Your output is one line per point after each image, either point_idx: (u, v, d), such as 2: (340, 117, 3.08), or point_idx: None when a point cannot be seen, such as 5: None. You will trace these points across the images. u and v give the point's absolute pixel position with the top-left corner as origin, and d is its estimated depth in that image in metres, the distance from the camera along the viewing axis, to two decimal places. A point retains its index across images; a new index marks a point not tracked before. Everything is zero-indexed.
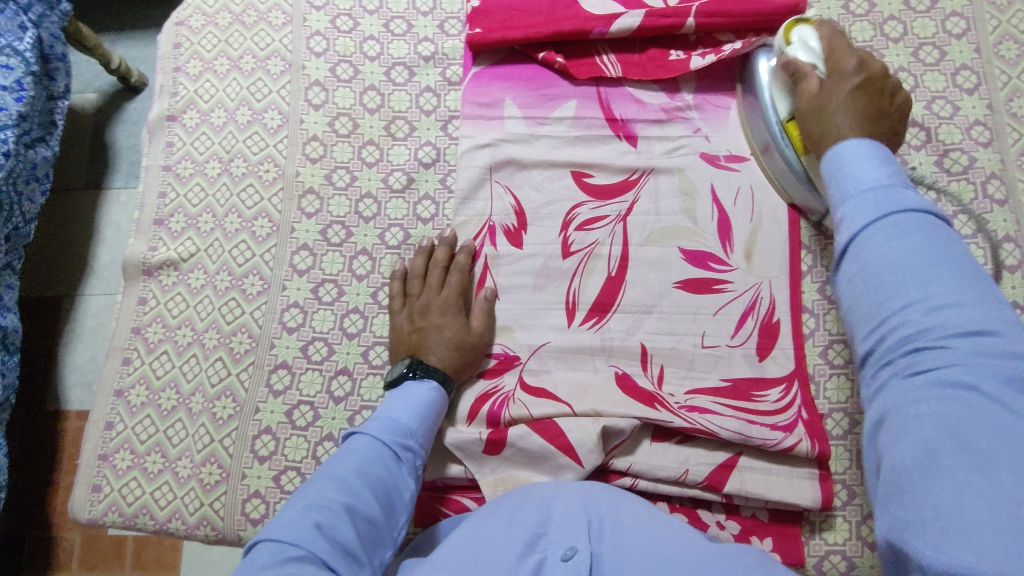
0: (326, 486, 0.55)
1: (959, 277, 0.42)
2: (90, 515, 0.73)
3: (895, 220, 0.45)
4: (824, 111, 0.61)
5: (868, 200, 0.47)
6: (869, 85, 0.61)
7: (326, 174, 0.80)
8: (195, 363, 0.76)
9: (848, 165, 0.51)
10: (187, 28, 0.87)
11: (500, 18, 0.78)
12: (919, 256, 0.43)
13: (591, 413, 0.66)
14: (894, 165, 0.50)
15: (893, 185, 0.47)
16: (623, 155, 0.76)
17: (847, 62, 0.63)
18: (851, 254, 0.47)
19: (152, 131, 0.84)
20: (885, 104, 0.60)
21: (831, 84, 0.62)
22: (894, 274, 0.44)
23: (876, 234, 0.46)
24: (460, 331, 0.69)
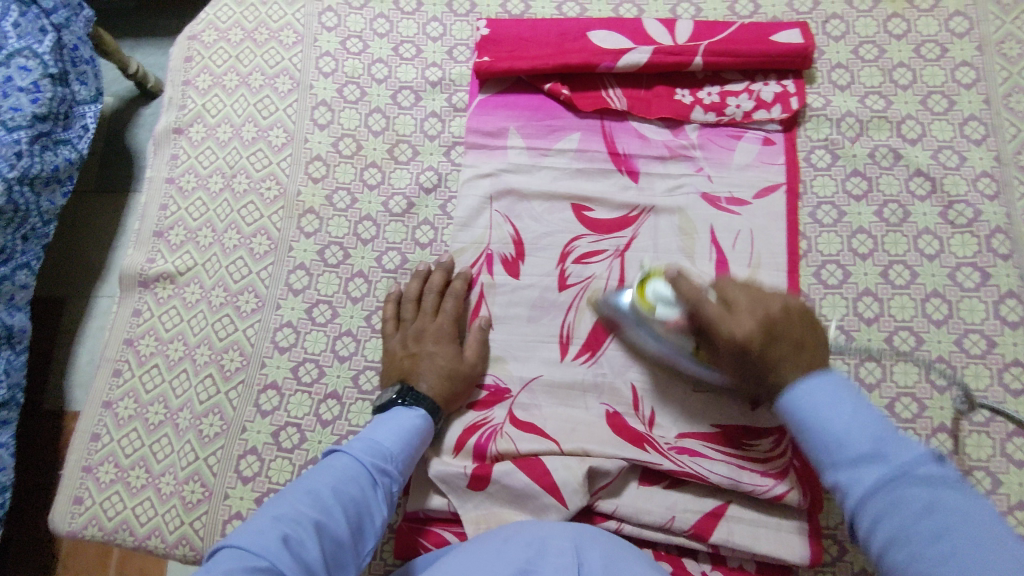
0: (299, 500, 0.54)
1: (971, 520, 0.40)
2: (70, 527, 0.72)
3: (908, 487, 0.42)
4: (768, 361, 0.55)
5: (864, 462, 0.44)
6: (766, 320, 0.56)
7: (327, 194, 0.80)
8: (185, 378, 0.75)
9: (821, 410, 0.48)
10: (199, 42, 0.87)
11: (508, 48, 0.78)
12: (936, 519, 0.40)
13: (579, 452, 0.66)
14: (863, 405, 0.48)
15: (886, 439, 0.45)
16: (624, 190, 0.76)
17: (733, 330, 0.57)
18: (870, 521, 0.43)
19: (158, 143, 0.84)
20: (805, 341, 0.56)
21: (727, 322, 0.58)
22: (920, 537, 0.40)
23: (846, 474, 0.45)
24: (452, 359, 0.69)
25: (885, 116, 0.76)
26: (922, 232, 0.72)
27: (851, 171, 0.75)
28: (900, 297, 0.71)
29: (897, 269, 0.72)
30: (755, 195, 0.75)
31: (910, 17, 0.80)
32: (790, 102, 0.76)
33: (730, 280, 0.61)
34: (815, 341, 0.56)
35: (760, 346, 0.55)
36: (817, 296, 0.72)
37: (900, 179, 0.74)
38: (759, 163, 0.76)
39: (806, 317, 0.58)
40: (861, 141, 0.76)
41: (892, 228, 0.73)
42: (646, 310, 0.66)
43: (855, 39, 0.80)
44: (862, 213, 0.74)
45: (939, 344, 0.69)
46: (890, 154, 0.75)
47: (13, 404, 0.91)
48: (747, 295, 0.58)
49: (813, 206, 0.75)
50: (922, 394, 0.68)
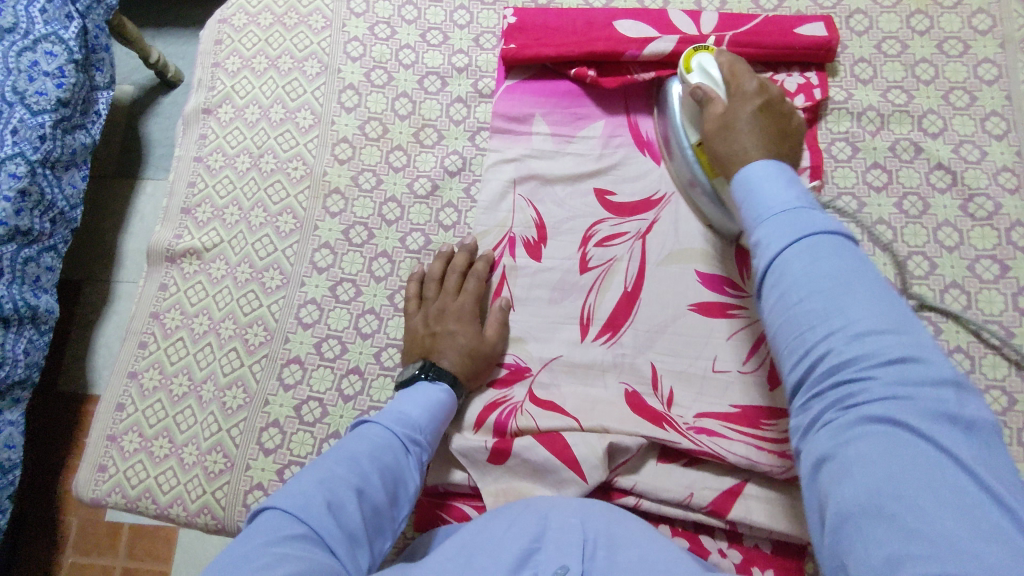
0: (336, 465, 0.55)
1: (869, 296, 0.43)
2: (93, 494, 0.73)
3: (807, 241, 0.46)
4: (732, 125, 0.62)
5: (783, 221, 0.48)
6: (766, 100, 0.64)
7: (353, 175, 0.81)
8: (209, 351, 0.77)
9: (765, 179, 0.52)
10: (229, 26, 0.89)
11: (535, 35, 0.79)
12: (832, 275, 0.44)
13: (599, 429, 0.66)
14: (801, 188, 0.51)
15: (804, 203, 0.49)
16: (647, 177, 0.77)
17: (750, 84, 0.65)
18: (772, 274, 0.47)
19: (187, 123, 0.86)
20: (786, 135, 0.62)
21: (745, 78, 0.66)
22: (807, 296, 0.44)
23: (764, 235, 0.49)
24: (474, 338, 0.70)
25: (907, 111, 0.77)
26: (942, 224, 0.73)
27: (872, 163, 0.76)
28: (920, 287, 0.71)
29: (917, 260, 0.72)
30: None
31: (933, 14, 0.81)
32: (813, 94, 0.77)
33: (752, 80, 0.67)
34: (795, 145, 0.62)
35: (752, 106, 0.63)
36: None
37: (920, 172, 0.75)
38: None
39: (800, 132, 0.64)
40: (883, 134, 0.77)
41: (912, 220, 0.74)
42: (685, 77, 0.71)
43: (878, 34, 0.81)
44: (882, 204, 0.75)
45: (958, 334, 0.69)
46: (911, 148, 0.76)
47: (28, 384, 0.91)
48: (757, 85, 0.65)
49: (834, 197, 0.75)
50: None
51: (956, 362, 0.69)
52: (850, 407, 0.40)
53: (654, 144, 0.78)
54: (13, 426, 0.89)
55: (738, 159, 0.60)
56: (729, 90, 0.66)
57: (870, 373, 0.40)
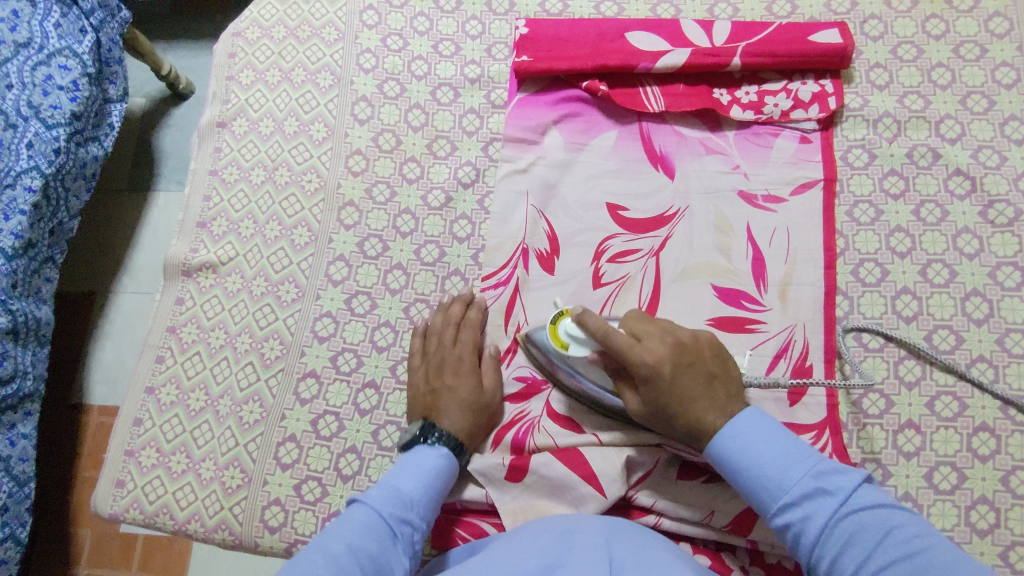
0: (317, 556, 0.51)
1: (947, 552, 0.48)
2: (112, 510, 0.74)
3: (851, 518, 0.51)
4: (681, 419, 0.60)
5: (819, 482, 0.54)
6: (678, 348, 0.61)
7: (367, 188, 0.81)
8: (226, 365, 0.77)
9: (749, 443, 0.57)
10: (242, 39, 0.89)
11: (547, 46, 0.79)
12: (903, 545, 0.49)
13: (617, 444, 0.67)
14: (800, 444, 0.57)
15: (821, 471, 0.54)
16: (662, 188, 0.76)
17: (644, 360, 0.60)
18: (828, 548, 0.51)
19: (201, 137, 0.86)
20: (711, 373, 0.61)
21: (637, 351, 0.60)
22: (889, 568, 0.48)
23: (795, 512, 0.53)
24: (474, 391, 0.68)
25: (924, 116, 0.76)
26: (961, 231, 0.72)
27: (889, 170, 0.75)
28: (940, 296, 0.71)
29: (937, 267, 0.71)
30: (790, 193, 0.75)
31: (949, 18, 0.80)
32: (829, 101, 0.77)
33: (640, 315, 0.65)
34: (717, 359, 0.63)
35: (671, 372, 0.60)
36: (855, 294, 0.72)
37: (938, 179, 0.74)
38: (796, 160, 0.76)
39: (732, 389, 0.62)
40: (900, 141, 0.76)
41: (930, 228, 0.73)
42: (562, 351, 0.66)
43: (894, 39, 0.80)
44: (900, 212, 0.74)
45: (980, 343, 0.69)
46: (929, 154, 0.75)
47: (35, 397, 0.91)
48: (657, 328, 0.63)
49: (850, 205, 0.75)
50: (962, 392, 0.67)
51: (978, 373, 0.68)
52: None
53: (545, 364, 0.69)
54: (25, 439, 0.89)
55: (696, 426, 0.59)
56: (625, 348, 0.61)
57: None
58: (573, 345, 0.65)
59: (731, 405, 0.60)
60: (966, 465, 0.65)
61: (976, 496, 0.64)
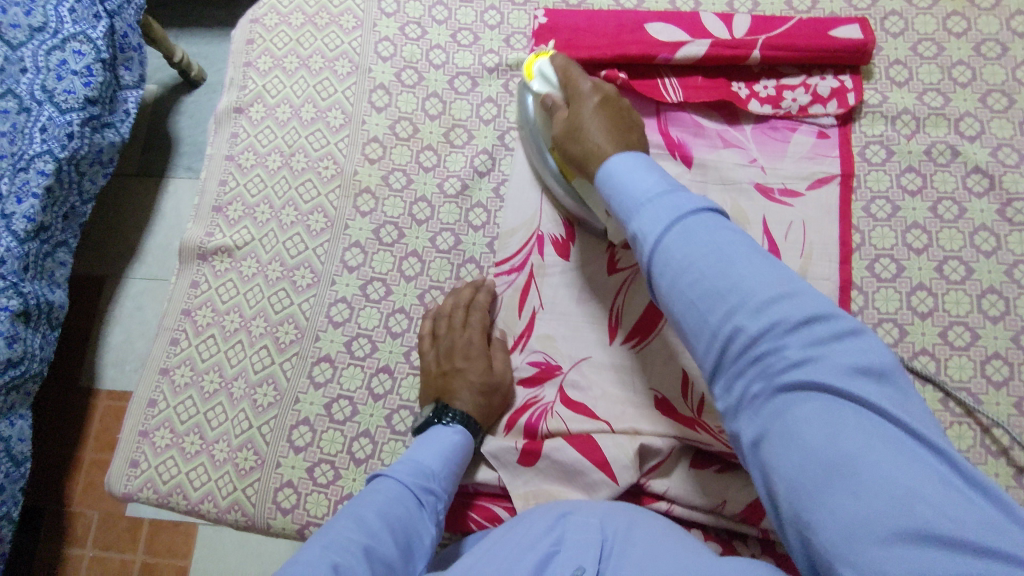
0: (345, 527, 0.55)
1: (773, 287, 0.42)
2: (125, 489, 0.74)
3: (700, 232, 0.46)
4: (579, 137, 0.61)
5: (670, 204, 0.48)
6: (605, 96, 0.63)
7: (383, 175, 0.82)
8: (240, 348, 0.77)
9: (622, 177, 0.52)
10: (261, 25, 0.89)
11: (566, 36, 0.79)
12: (735, 275, 0.43)
13: (630, 431, 0.66)
14: (659, 173, 0.51)
15: (677, 194, 0.48)
16: (679, 177, 0.76)
17: (583, 86, 0.64)
18: (659, 265, 0.46)
19: (219, 122, 0.86)
20: (628, 128, 0.61)
21: (580, 80, 0.65)
22: (713, 282, 0.44)
23: (647, 222, 0.48)
24: (484, 373, 0.69)
25: (943, 114, 0.76)
26: (979, 228, 0.72)
27: (906, 167, 0.75)
28: (956, 292, 0.71)
29: (953, 264, 0.71)
30: (807, 187, 0.75)
31: (970, 16, 0.80)
32: (848, 97, 0.77)
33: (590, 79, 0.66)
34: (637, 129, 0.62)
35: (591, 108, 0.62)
36: (871, 289, 0.72)
37: (956, 176, 0.74)
38: (813, 155, 0.76)
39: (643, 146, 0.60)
40: (918, 138, 0.76)
41: (947, 224, 0.73)
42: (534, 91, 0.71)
43: (914, 36, 0.80)
44: (917, 208, 0.74)
45: (996, 340, 0.69)
46: (948, 151, 0.75)
47: (39, 378, 0.91)
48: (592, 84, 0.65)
49: (867, 201, 0.75)
50: (976, 389, 0.68)
51: (993, 369, 0.68)
52: (772, 372, 0.40)
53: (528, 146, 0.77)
54: (22, 420, 0.89)
55: (590, 157, 0.59)
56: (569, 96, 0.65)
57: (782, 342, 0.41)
58: (536, 81, 0.70)
59: (630, 142, 0.59)
60: (979, 461, 0.65)
61: None
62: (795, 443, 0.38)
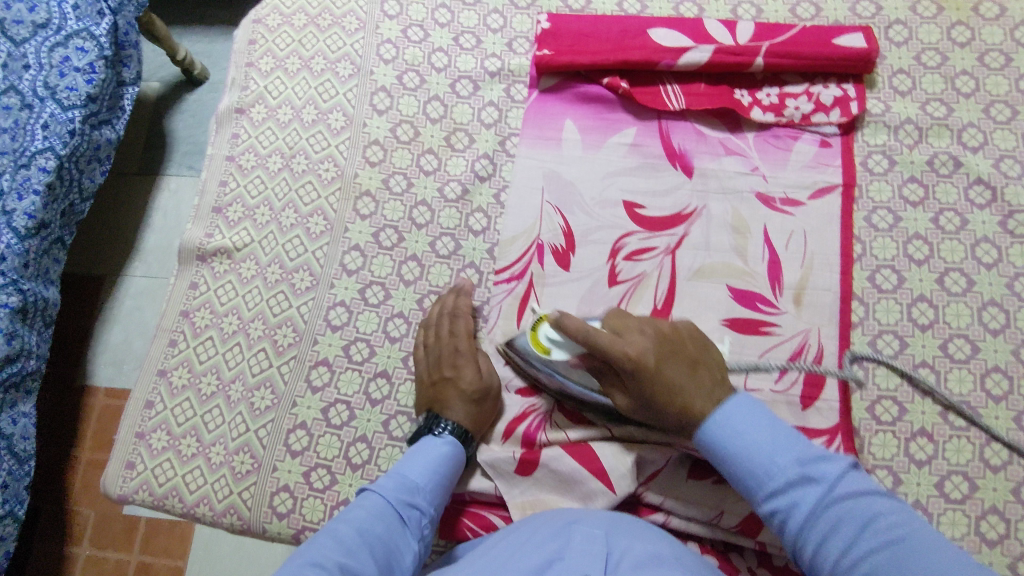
0: (323, 545, 0.54)
1: (928, 545, 0.47)
2: (121, 491, 0.74)
3: (844, 502, 0.52)
4: (677, 401, 0.60)
5: (802, 472, 0.54)
6: (659, 338, 0.62)
7: (384, 178, 0.81)
8: (238, 351, 0.77)
9: (744, 426, 0.57)
10: (263, 26, 0.89)
11: (569, 42, 0.79)
12: (897, 538, 0.48)
13: (628, 440, 0.67)
14: (771, 418, 0.57)
15: (810, 461, 0.54)
16: (680, 186, 0.76)
17: (624, 352, 0.60)
18: (810, 535, 0.52)
19: (219, 122, 0.86)
20: (694, 361, 0.61)
21: (616, 347, 0.61)
22: (869, 543, 0.49)
23: (781, 499, 0.54)
24: (473, 379, 0.68)
25: (946, 124, 0.76)
26: (980, 240, 0.72)
27: (908, 177, 0.75)
28: (957, 304, 0.70)
29: (954, 276, 0.71)
30: (808, 197, 0.75)
31: (974, 25, 0.79)
32: (851, 106, 0.76)
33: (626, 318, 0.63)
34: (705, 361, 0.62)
35: (655, 359, 0.60)
36: (871, 300, 0.72)
37: (958, 187, 0.74)
38: (815, 164, 0.76)
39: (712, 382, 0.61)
40: (921, 148, 0.76)
41: (949, 236, 0.73)
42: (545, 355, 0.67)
43: (918, 46, 0.79)
44: (918, 219, 0.73)
45: (996, 353, 0.68)
46: (950, 162, 0.75)
47: (35, 374, 0.91)
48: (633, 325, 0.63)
49: (869, 211, 0.74)
50: (975, 402, 0.67)
51: (992, 383, 0.68)
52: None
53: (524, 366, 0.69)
54: (25, 417, 0.89)
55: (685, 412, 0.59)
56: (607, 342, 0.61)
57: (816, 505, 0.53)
58: (558, 351, 0.66)
59: (719, 388, 0.60)
60: (977, 475, 0.65)
61: (986, 506, 0.64)
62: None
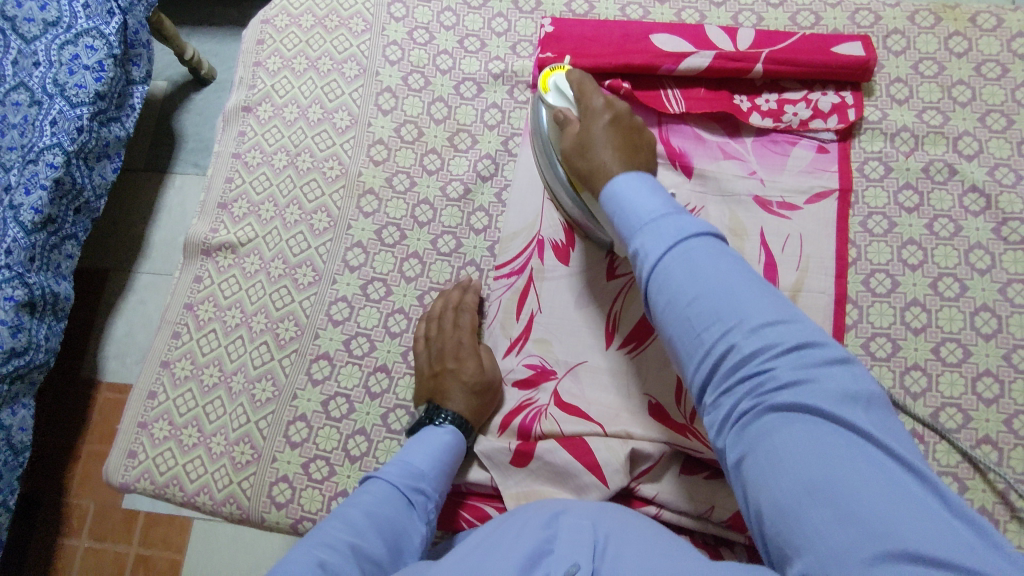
0: (334, 525, 0.56)
1: (762, 294, 0.47)
2: (123, 479, 0.75)
3: (694, 245, 0.48)
4: (588, 150, 0.65)
5: (654, 230, 0.50)
6: (620, 117, 0.67)
7: (387, 177, 0.83)
8: (241, 344, 0.78)
9: (630, 196, 0.54)
10: (271, 26, 0.91)
11: (572, 45, 0.81)
12: (723, 283, 0.46)
13: (622, 434, 0.67)
14: (663, 194, 0.53)
15: (678, 211, 0.51)
16: (679, 188, 0.77)
17: (596, 101, 0.68)
18: (653, 283, 0.49)
19: (227, 120, 0.88)
20: (638, 145, 0.66)
21: (595, 95, 0.69)
22: (713, 308, 0.46)
23: (643, 240, 0.51)
24: (476, 372, 0.70)
25: (942, 132, 0.77)
26: (973, 246, 0.73)
27: (904, 184, 0.76)
28: (950, 309, 0.71)
29: (947, 281, 0.72)
30: (805, 201, 0.76)
31: (971, 36, 0.81)
32: (849, 113, 0.77)
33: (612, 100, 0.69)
34: (648, 157, 0.67)
35: (607, 117, 0.67)
36: (865, 303, 0.73)
37: (953, 194, 0.75)
38: (812, 168, 0.77)
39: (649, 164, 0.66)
40: (917, 155, 0.77)
41: (943, 242, 0.74)
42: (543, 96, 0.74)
43: (915, 55, 0.81)
44: (913, 225, 0.75)
45: (987, 357, 0.69)
46: (946, 169, 0.76)
47: (44, 368, 0.92)
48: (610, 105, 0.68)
49: (864, 216, 0.75)
50: (966, 405, 0.68)
51: (984, 387, 0.69)
52: (763, 394, 0.43)
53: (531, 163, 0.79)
54: (25, 410, 0.90)
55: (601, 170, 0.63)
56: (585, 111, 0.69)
57: (771, 364, 0.44)
58: (553, 95, 0.73)
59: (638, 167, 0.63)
60: (967, 476, 0.66)
61: (976, 507, 0.65)
62: (774, 463, 0.40)
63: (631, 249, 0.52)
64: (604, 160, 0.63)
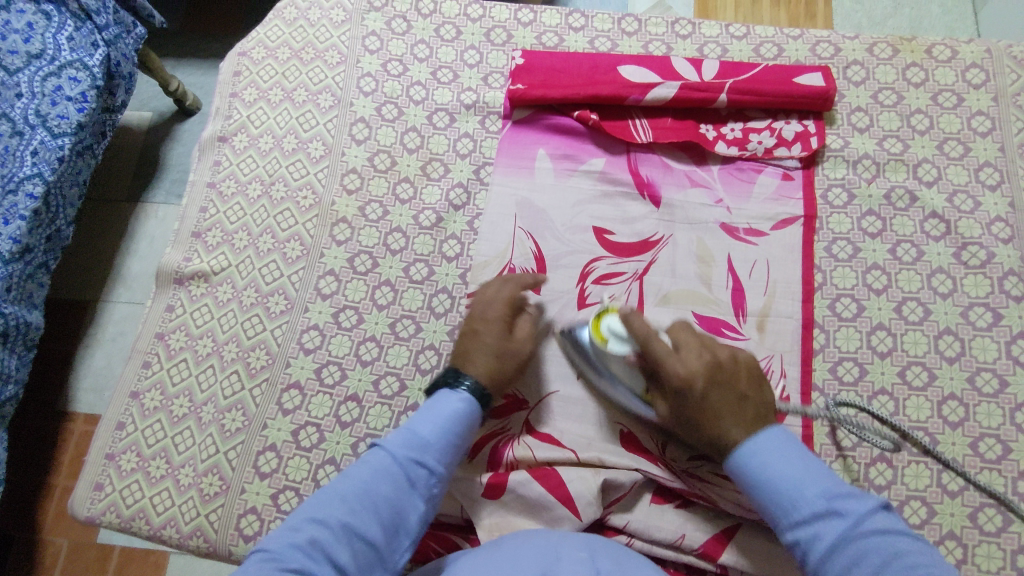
0: (331, 498, 0.57)
1: (920, 548, 0.52)
2: (88, 513, 0.74)
3: (853, 539, 0.53)
4: (704, 421, 0.62)
5: (824, 519, 0.54)
6: (713, 366, 0.63)
7: (360, 206, 0.83)
8: (211, 373, 0.78)
9: (771, 463, 0.58)
10: (248, 58, 0.92)
11: (541, 76, 0.82)
12: (894, 557, 0.51)
13: (596, 463, 0.68)
14: (802, 458, 0.58)
15: (833, 489, 0.56)
16: (648, 216, 0.79)
17: (676, 372, 0.63)
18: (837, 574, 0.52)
19: (202, 150, 0.88)
20: (745, 393, 0.63)
21: (670, 363, 0.63)
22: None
23: (805, 528, 0.55)
24: (504, 344, 0.68)
25: (902, 160, 0.79)
26: (935, 271, 0.74)
27: (866, 211, 0.78)
28: (914, 333, 0.72)
29: (911, 305, 0.73)
30: (771, 228, 0.77)
31: (928, 67, 0.83)
32: (811, 141, 0.79)
33: (687, 327, 0.67)
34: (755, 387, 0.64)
35: (704, 385, 0.62)
36: (831, 327, 0.73)
37: (914, 221, 0.77)
38: (778, 195, 0.78)
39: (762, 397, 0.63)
40: (878, 182, 0.79)
41: (906, 267, 0.75)
42: (599, 345, 0.68)
43: (874, 85, 0.83)
44: (877, 250, 0.76)
45: (952, 380, 0.70)
46: (906, 196, 0.78)
47: (13, 401, 0.91)
48: (694, 341, 0.65)
49: (829, 242, 0.77)
50: (933, 428, 0.69)
51: (949, 410, 0.69)
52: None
53: (570, 349, 0.72)
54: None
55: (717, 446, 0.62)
56: (664, 356, 0.64)
57: None
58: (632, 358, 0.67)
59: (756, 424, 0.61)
60: (935, 500, 0.66)
61: (945, 531, 0.65)
62: None
63: (782, 528, 0.56)
64: (723, 435, 0.61)
